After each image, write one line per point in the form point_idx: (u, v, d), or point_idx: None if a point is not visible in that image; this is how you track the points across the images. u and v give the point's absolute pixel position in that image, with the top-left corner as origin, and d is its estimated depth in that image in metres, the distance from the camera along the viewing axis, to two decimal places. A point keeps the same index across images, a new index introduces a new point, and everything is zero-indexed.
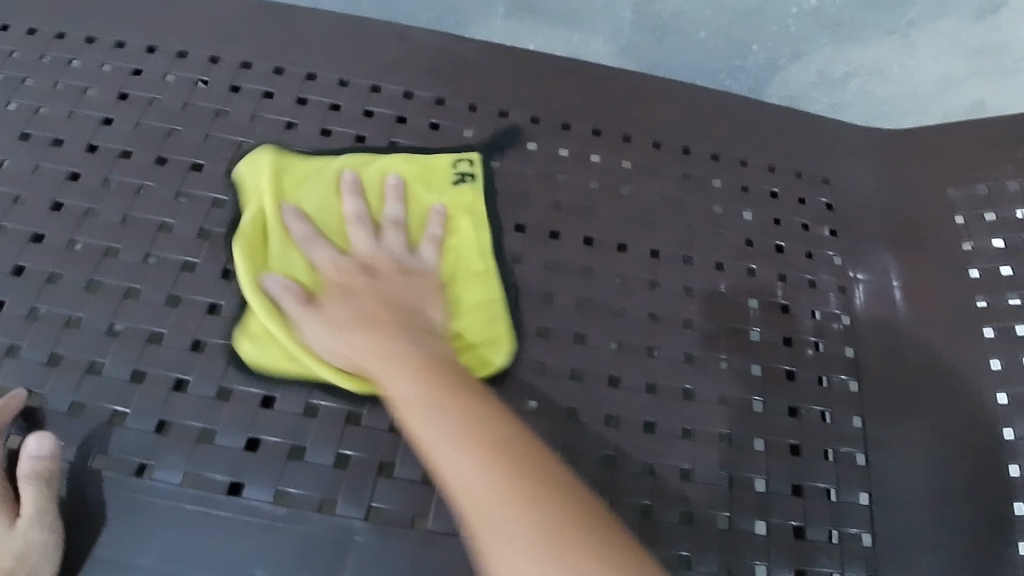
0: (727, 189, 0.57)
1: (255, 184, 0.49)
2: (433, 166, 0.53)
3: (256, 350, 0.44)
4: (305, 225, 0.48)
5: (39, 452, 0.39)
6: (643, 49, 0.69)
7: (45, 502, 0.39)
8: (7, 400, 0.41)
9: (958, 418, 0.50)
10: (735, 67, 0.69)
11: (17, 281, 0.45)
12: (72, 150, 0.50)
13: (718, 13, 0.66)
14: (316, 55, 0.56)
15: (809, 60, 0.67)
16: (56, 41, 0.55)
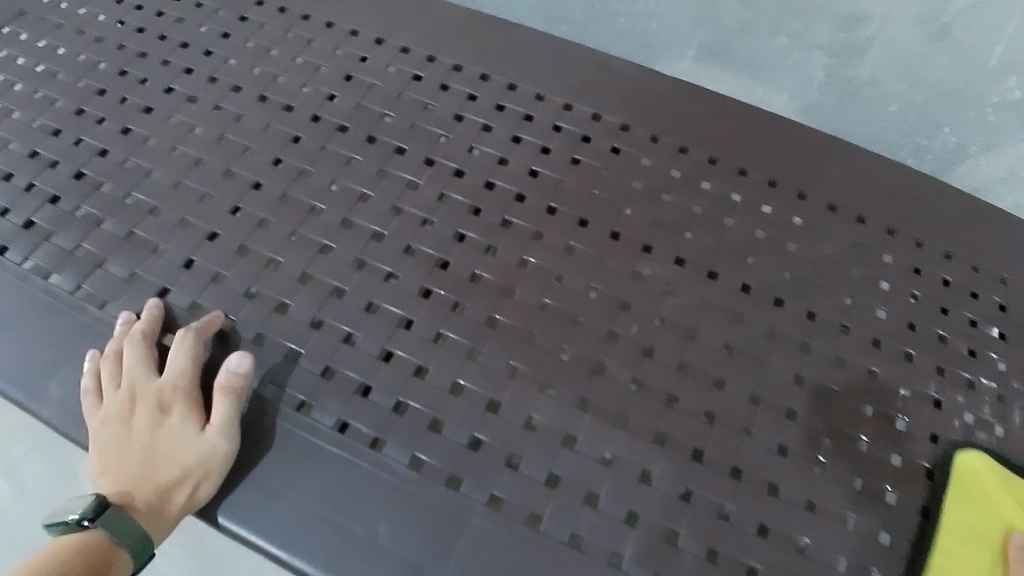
0: (897, 266, 0.56)
1: (987, 488, 0.45)
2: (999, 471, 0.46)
3: None
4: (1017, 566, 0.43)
5: (237, 369, 0.45)
6: (826, 112, 0.68)
7: (231, 414, 0.44)
8: (208, 318, 0.47)
9: None
10: (921, 146, 0.66)
11: (234, 220, 0.52)
12: (299, 118, 0.57)
13: (915, 88, 0.64)
14: (519, 68, 0.60)
15: (1003, 153, 0.62)
16: (301, 23, 0.63)
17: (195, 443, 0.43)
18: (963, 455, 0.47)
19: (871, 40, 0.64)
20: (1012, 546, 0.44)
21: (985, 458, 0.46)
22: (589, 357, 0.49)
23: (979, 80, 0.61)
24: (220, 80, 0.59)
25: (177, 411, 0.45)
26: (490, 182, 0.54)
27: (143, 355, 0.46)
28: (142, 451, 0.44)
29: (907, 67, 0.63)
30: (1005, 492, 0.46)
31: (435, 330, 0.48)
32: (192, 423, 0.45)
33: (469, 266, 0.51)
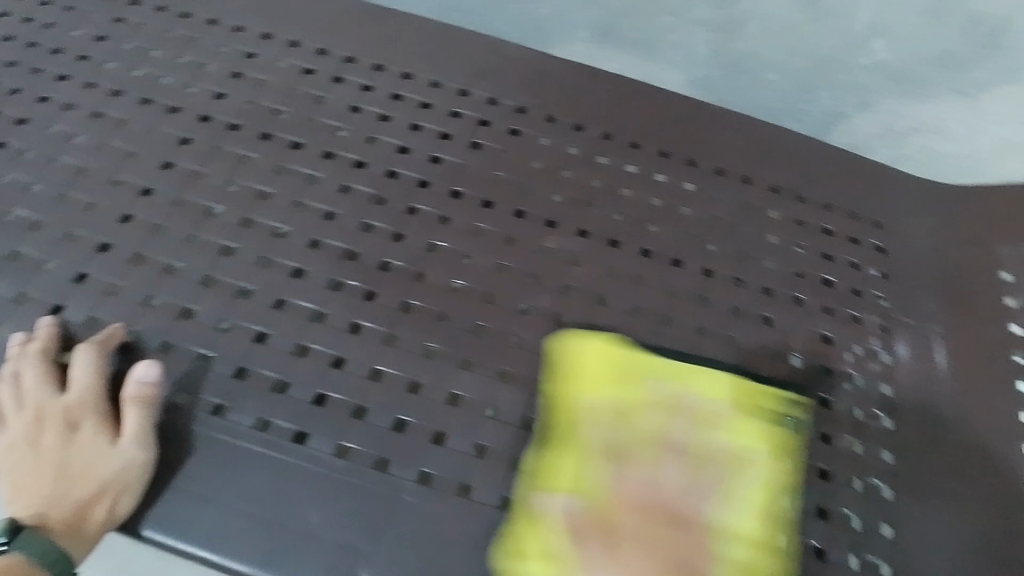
0: (781, 221, 0.60)
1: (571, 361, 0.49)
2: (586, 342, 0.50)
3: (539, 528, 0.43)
4: (598, 430, 0.47)
5: (145, 378, 0.44)
6: (713, 83, 0.73)
7: (144, 423, 0.44)
8: (108, 332, 0.46)
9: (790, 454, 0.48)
10: (802, 110, 0.72)
11: (126, 228, 0.51)
12: (188, 118, 0.56)
13: (791, 55, 0.69)
14: (412, 57, 0.61)
15: (875, 110, 0.69)
16: (182, 21, 0.61)
17: (109, 459, 0.43)
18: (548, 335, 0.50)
19: (746, 15, 0.68)
20: (597, 408, 0.48)
21: (592, 340, 0.50)
22: (503, 330, 0.50)
23: (849, 46, 0.67)
24: (98, 86, 0.57)
25: (86, 427, 0.44)
26: (392, 171, 0.55)
27: (43, 376, 0.45)
28: (53, 471, 0.43)
29: (783, 38, 0.68)
30: (580, 356, 0.49)
31: (350, 320, 0.49)
32: (104, 438, 0.44)
33: (378, 254, 0.51)
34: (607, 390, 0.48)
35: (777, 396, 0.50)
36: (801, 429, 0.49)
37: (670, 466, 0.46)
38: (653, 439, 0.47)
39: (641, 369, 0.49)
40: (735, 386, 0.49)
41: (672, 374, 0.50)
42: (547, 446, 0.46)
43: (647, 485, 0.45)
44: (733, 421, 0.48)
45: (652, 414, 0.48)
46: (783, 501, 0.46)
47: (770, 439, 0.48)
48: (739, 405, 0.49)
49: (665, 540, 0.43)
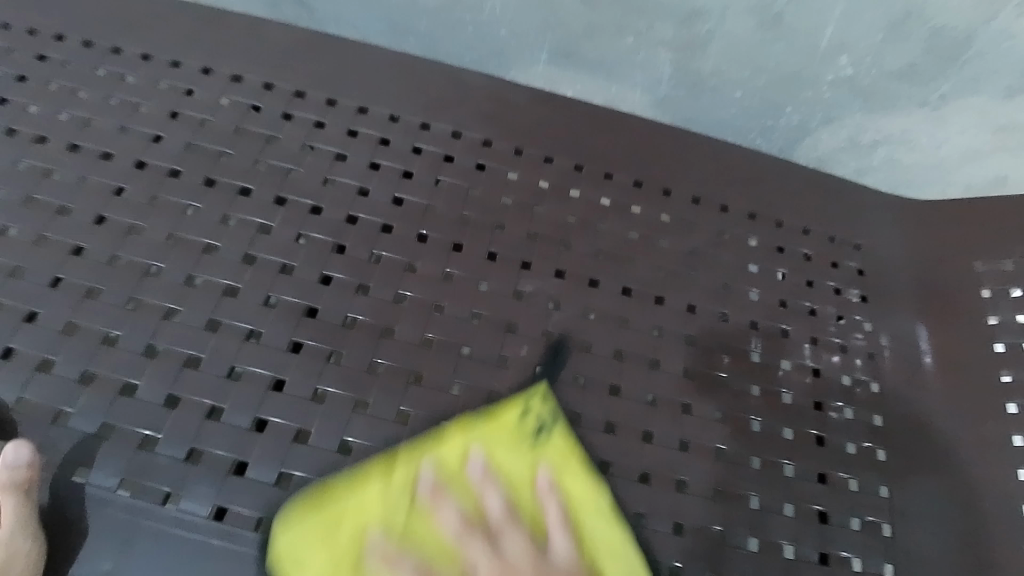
0: (761, 248, 0.58)
1: (301, 524, 0.39)
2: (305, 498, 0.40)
3: None
4: (393, 568, 0.39)
5: (17, 462, 0.38)
6: None
7: (23, 511, 0.38)
8: None
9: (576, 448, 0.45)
10: None
11: (55, 294, 0.45)
12: (122, 166, 0.51)
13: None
14: (367, 90, 0.57)
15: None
16: (112, 56, 0.56)
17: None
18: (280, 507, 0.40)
19: None
20: (378, 550, 0.39)
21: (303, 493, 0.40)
22: (482, 386, 0.46)
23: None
24: (20, 132, 0.52)
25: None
26: (352, 216, 0.51)
27: None
28: None
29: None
30: (291, 524, 0.39)
31: (313, 387, 0.44)
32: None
33: (341, 309, 0.47)
34: (321, 545, 0.39)
35: (488, 422, 0.44)
36: (561, 429, 0.46)
37: (486, 548, 0.41)
38: (463, 530, 0.41)
39: (354, 494, 0.40)
40: (463, 449, 0.43)
41: (384, 472, 0.41)
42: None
43: (499, 562, 0.41)
44: (493, 475, 0.44)
45: (431, 511, 0.42)
46: (605, 499, 0.44)
47: (541, 456, 0.45)
48: (497, 448, 0.44)
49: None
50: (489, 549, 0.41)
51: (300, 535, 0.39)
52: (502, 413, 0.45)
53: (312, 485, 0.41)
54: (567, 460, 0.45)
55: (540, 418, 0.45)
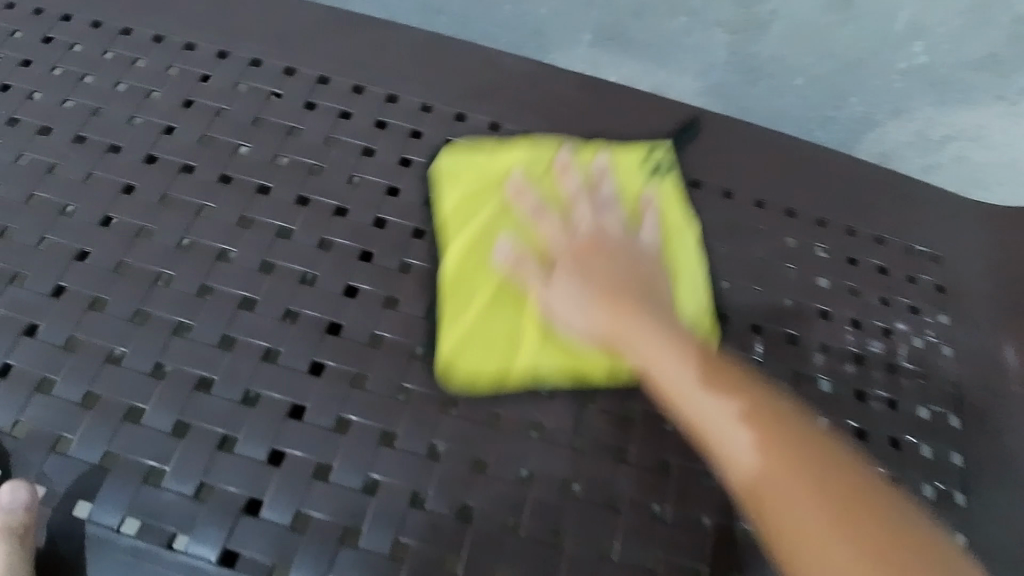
0: (831, 259, 0.52)
1: (459, 166, 0.47)
2: (463, 146, 0.48)
3: (517, 340, 0.42)
4: (519, 200, 0.46)
5: (14, 504, 0.35)
6: (730, 91, 0.65)
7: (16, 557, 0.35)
8: None
9: (682, 196, 0.51)
10: (828, 118, 0.64)
11: (56, 304, 0.41)
12: (131, 160, 0.46)
13: (820, 61, 0.60)
14: (398, 76, 0.52)
15: (911, 118, 0.61)
16: (121, 38, 0.52)
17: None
18: (443, 150, 0.48)
19: (772, 15, 0.58)
20: (515, 181, 0.47)
21: (451, 153, 0.48)
22: (523, 417, 0.40)
23: (882, 48, 0.58)
24: (23, 123, 0.48)
25: None
26: (380, 219, 0.46)
27: None
28: None
29: (810, 41, 0.59)
30: (454, 154, 0.48)
31: (335, 415, 0.39)
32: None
33: (367, 326, 0.42)
34: (478, 165, 0.48)
35: (620, 150, 0.51)
36: (674, 176, 0.51)
37: (588, 211, 0.45)
38: (574, 194, 0.46)
39: (507, 151, 0.48)
40: (590, 150, 0.50)
41: (530, 154, 0.48)
42: (467, 227, 0.45)
43: (592, 223, 0.44)
44: (615, 172, 0.49)
45: (558, 176, 0.47)
46: (694, 233, 0.50)
47: (654, 182, 0.50)
48: (622, 170, 0.50)
49: (608, 270, 0.42)
50: (592, 211, 0.45)
51: (447, 168, 0.47)
52: (636, 144, 0.52)
53: (482, 137, 0.50)
54: (672, 194, 0.50)
55: (660, 156, 0.51)
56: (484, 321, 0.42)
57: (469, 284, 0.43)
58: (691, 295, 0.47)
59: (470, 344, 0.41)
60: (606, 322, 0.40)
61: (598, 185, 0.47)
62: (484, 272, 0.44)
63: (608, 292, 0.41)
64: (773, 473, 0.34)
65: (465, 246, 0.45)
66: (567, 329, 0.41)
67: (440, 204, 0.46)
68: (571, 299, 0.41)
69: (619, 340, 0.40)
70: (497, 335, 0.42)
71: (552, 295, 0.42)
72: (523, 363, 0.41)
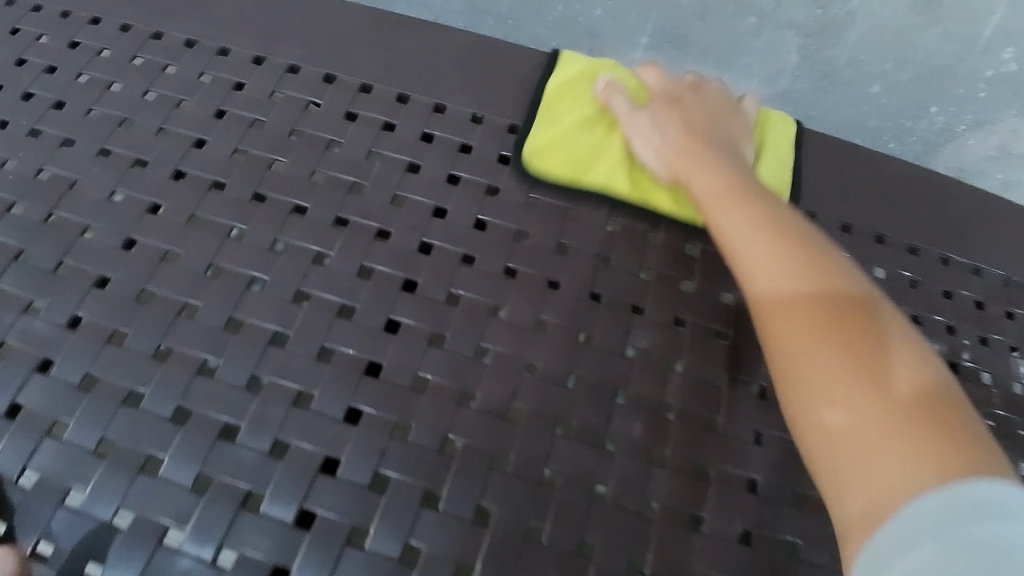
0: (924, 292, 0.45)
1: None
2: None
3: (598, 157, 0.45)
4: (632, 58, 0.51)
5: None
6: (801, 99, 0.61)
7: None
8: None
9: None
10: (904, 128, 0.60)
11: (72, 337, 0.38)
12: (158, 176, 0.43)
13: (901, 66, 0.57)
14: (446, 84, 0.47)
15: (992, 130, 0.58)
16: (152, 42, 0.48)
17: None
18: None
19: (853, 16, 0.55)
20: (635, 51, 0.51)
21: None
22: (584, 477, 0.35)
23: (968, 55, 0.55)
24: (44, 134, 0.44)
25: None
26: (426, 244, 0.41)
27: None
28: None
29: (891, 45, 0.56)
30: None
31: (372, 471, 0.35)
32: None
33: (409, 367, 0.37)
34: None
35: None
36: None
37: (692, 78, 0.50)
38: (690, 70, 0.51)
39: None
40: None
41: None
42: (581, 63, 0.50)
43: (690, 88, 0.49)
44: None
45: None
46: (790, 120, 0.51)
47: None
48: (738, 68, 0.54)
49: (697, 124, 0.46)
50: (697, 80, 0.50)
51: None
52: None
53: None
54: None
55: None
56: (572, 139, 0.46)
57: (565, 106, 0.48)
58: (776, 170, 0.48)
59: (557, 149, 0.45)
60: (676, 152, 0.44)
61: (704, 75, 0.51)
62: (584, 107, 0.48)
63: (685, 134, 0.45)
64: (796, 317, 0.35)
65: (571, 76, 0.49)
66: (647, 157, 0.45)
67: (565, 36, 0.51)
68: (652, 132, 0.45)
69: (692, 177, 0.43)
70: (583, 149, 0.46)
71: (635, 124, 0.46)
72: (600, 174, 0.44)
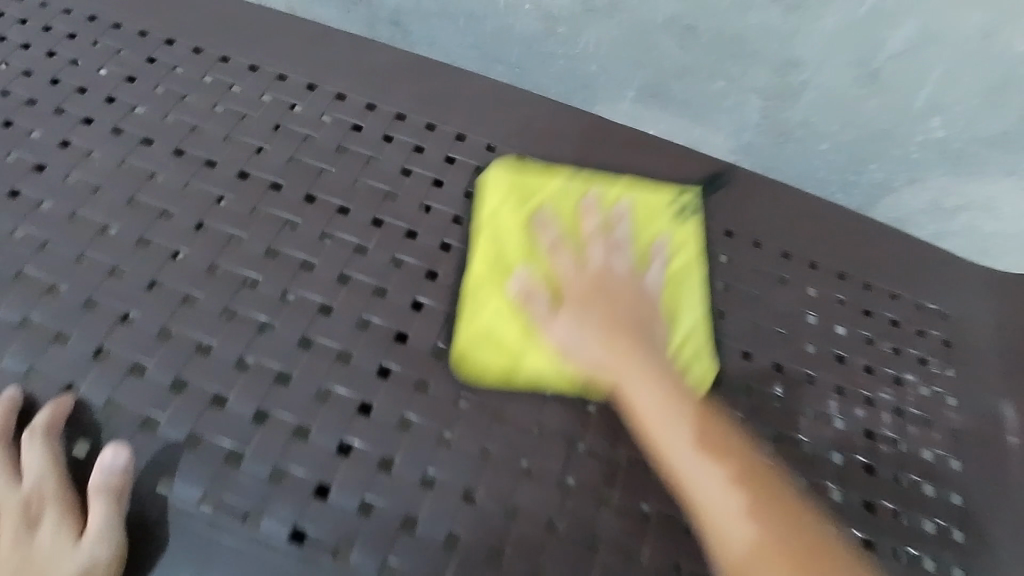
0: (847, 308, 0.56)
1: (499, 180, 0.52)
2: (498, 178, 0.52)
3: (523, 361, 0.46)
4: (541, 229, 0.49)
5: (113, 465, 0.40)
6: (760, 153, 0.63)
7: (113, 516, 0.39)
8: (54, 404, 0.42)
9: (695, 237, 0.55)
10: (849, 182, 0.62)
11: (151, 297, 0.46)
12: (225, 174, 0.52)
13: (846, 128, 0.58)
14: (467, 118, 0.58)
15: (925, 187, 0.59)
16: (220, 65, 0.57)
17: (74, 559, 0.38)
18: (494, 170, 0.53)
19: (806, 84, 0.57)
20: (542, 214, 0.50)
21: (500, 163, 0.53)
22: (566, 430, 0.45)
23: (903, 120, 0.56)
24: (126, 133, 0.53)
25: (47, 524, 0.39)
26: (446, 243, 0.51)
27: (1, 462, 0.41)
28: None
29: (836, 108, 0.57)
30: (501, 169, 0.53)
31: (400, 415, 0.43)
32: (68, 536, 0.39)
33: (431, 337, 0.47)
34: (512, 201, 0.51)
35: (654, 188, 0.54)
36: (695, 222, 0.55)
37: (603, 248, 0.50)
38: (592, 236, 0.50)
39: (549, 177, 0.52)
40: (617, 196, 0.53)
41: (569, 181, 0.52)
42: (490, 236, 0.50)
43: (604, 264, 0.49)
44: (631, 215, 0.52)
45: (582, 214, 0.51)
46: (701, 274, 0.53)
47: (672, 228, 0.54)
48: (647, 201, 0.53)
49: (613, 311, 0.46)
50: (604, 252, 0.49)
51: (488, 186, 0.52)
52: (667, 189, 0.55)
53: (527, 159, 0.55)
54: (693, 239, 0.54)
55: (691, 219, 0.55)
56: (497, 340, 0.46)
57: (482, 289, 0.48)
58: (690, 334, 0.51)
59: (485, 346, 0.46)
60: (610, 358, 0.45)
61: (625, 226, 0.51)
62: (500, 303, 0.47)
63: (610, 335, 0.45)
64: (743, 514, 0.39)
65: (484, 261, 0.49)
66: (574, 369, 0.45)
67: (483, 202, 0.52)
68: (575, 336, 0.45)
69: (630, 387, 0.44)
70: (506, 354, 0.46)
71: (559, 330, 0.46)
72: (530, 368, 0.45)
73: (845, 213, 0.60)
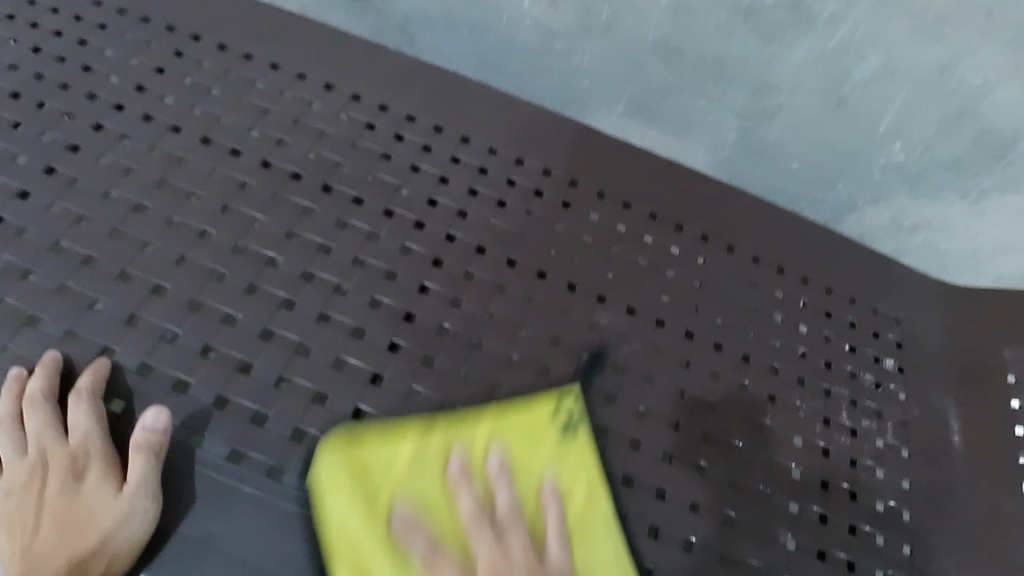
0: (810, 309, 0.62)
1: (336, 479, 0.44)
2: (337, 470, 0.44)
3: None
4: (411, 540, 0.44)
5: (152, 425, 0.44)
6: (737, 169, 0.68)
7: (150, 471, 0.43)
8: (93, 367, 0.46)
9: (583, 449, 0.49)
10: (817, 200, 0.68)
11: (182, 272, 0.50)
12: (249, 163, 0.56)
13: (814, 149, 0.64)
14: (471, 121, 0.62)
15: (887, 206, 0.65)
16: (244, 61, 0.62)
17: (113, 509, 0.42)
18: (325, 447, 0.45)
19: (780, 108, 0.63)
20: (400, 516, 0.44)
21: (336, 440, 0.45)
22: None
23: (867, 145, 0.62)
24: (156, 120, 0.57)
25: (90, 476, 0.44)
26: (451, 235, 0.56)
27: (45, 418, 0.45)
28: (56, 523, 0.43)
29: (803, 129, 0.63)
30: (332, 460, 0.44)
31: (408, 385, 0.49)
32: (109, 488, 0.43)
33: (436, 318, 0.52)
34: (359, 502, 0.43)
35: (525, 411, 0.49)
36: (581, 435, 0.50)
37: (490, 538, 0.45)
38: (473, 523, 0.45)
39: (398, 447, 0.46)
40: (489, 441, 0.48)
41: (423, 433, 0.47)
42: (353, 563, 0.42)
43: (500, 554, 0.45)
44: (510, 467, 0.48)
45: (455, 492, 0.46)
46: (604, 510, 0.48)
47: (557, 457, 0.49)
48: (519, 436, 0.49)
49: None
50: (490, 544, 0.45)
51: (323, 484, 0.44)
52: (540, 408, 0.50)
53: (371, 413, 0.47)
54: (581, 457, 0.49)
55: (575, 439, 0.50)
56: None
57: None
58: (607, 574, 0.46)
59: None
60: None
61: (507, 501, 0.47)
62: None
63: None
64: None
65: None
66: None
67: (326, 526, 0.43)
68: None
69: None
70: None
71: None
72: None
73: (812, 228, 0.65)
